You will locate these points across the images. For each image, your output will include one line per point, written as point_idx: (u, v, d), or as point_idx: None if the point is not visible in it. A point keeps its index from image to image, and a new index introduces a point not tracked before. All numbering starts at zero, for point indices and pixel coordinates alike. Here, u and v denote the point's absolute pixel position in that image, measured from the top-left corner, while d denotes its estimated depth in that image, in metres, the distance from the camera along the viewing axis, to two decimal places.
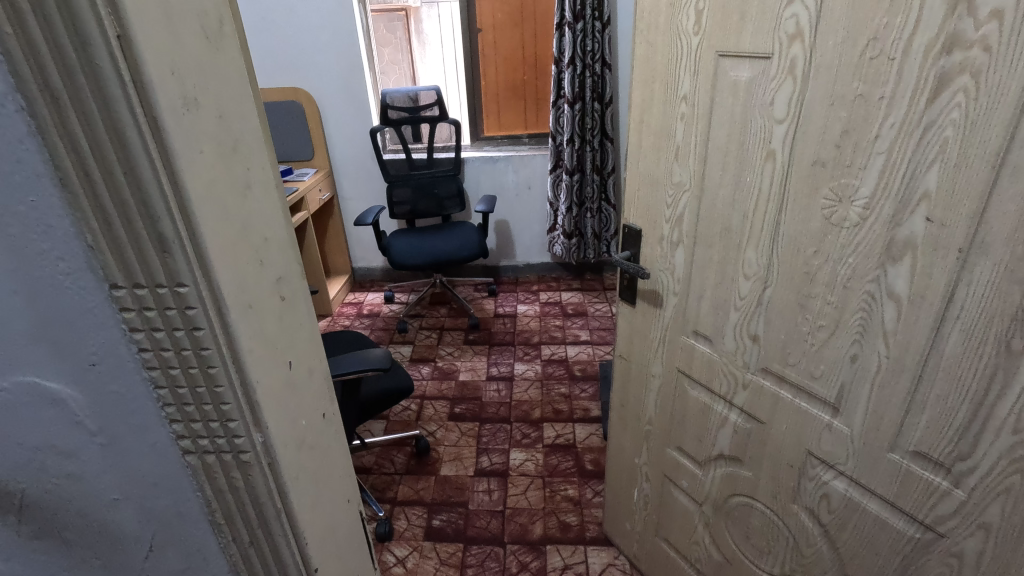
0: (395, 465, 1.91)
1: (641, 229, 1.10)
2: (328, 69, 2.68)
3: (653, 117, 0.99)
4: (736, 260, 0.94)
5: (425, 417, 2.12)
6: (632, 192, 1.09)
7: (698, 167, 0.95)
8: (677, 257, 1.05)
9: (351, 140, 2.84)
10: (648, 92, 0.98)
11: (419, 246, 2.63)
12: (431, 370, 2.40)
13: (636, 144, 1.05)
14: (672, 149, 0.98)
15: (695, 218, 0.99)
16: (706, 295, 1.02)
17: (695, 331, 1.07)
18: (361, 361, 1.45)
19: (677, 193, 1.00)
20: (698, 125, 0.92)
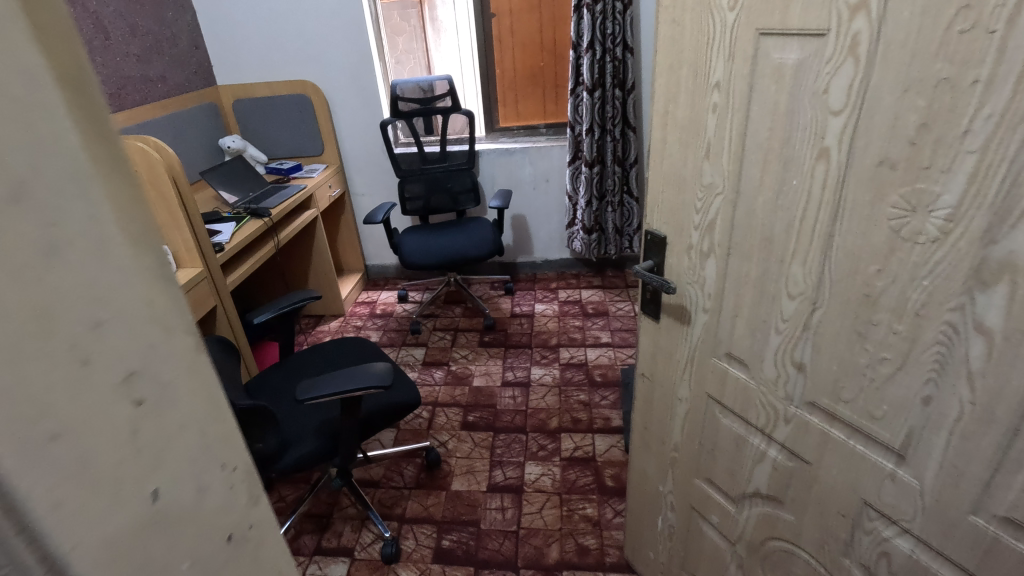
0: (404, 478, 1.81)
1: (666, 236, 0.97)
2: (336, 60, 2.57)
3: (680, 108, 0.85)
4: (779, 277, 0.79)
5: (436, 426, 2.02)
6: (656, 194, 0.96)
7: (734, 166, 0.81)
8: (708, 269, 0.91)
9: (361, 134, 2.74)
10: (673, 78, 0.84)
11: (431, 244, 2.52)
12: (444, 374, 2.30)
13: (659, 140, 0.91)
14: (704, 145, 0.84)
15: (729, 226, 0.85)
16: (741, 315, 0.88)
17: (728, 353, 0.93)
18: (362, 377, 1.33)
19: (708, 195, 0.86)
20: (733, 116, 0.78)
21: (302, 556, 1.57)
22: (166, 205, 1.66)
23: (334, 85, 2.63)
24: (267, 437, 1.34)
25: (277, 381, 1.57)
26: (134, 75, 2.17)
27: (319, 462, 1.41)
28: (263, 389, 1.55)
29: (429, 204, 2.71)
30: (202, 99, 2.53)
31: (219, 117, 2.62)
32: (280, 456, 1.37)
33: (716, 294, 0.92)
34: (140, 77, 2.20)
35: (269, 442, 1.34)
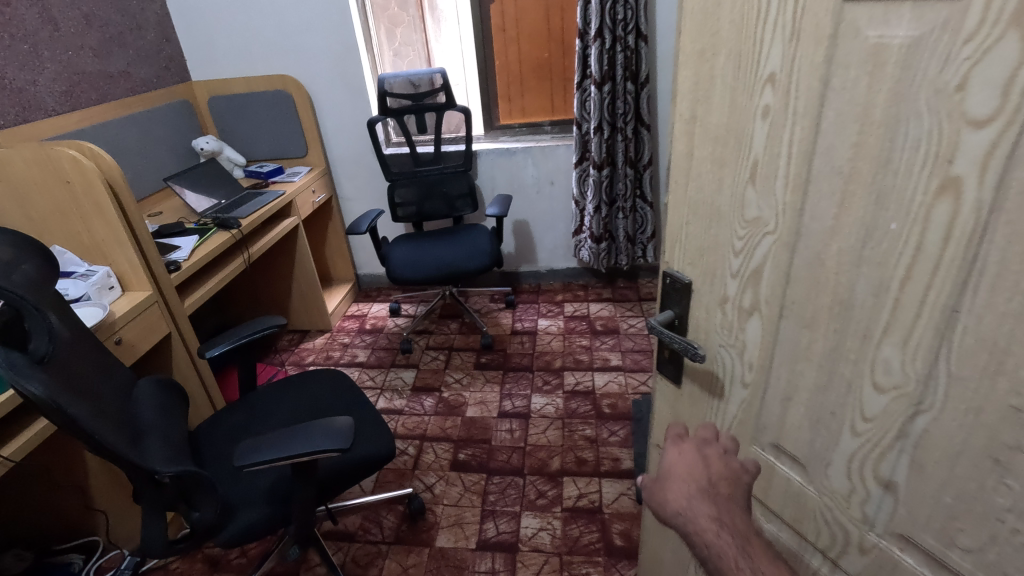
0: (382, 530, 1.59)
1: (692, 282, 0.72)
2: (320, 52, 2.34)
3: (714, 110, 0.60)
4: (862, 360, 0.54)
5: (423, 466, 1.80)
6: (679, 225, 0.71)
7: (797, 197, 0.56)
8: (750, 332, 0.67)
9: (349, 133, 2.51)
10: (705, 68, 0.60)
11: (423, 256, 2.28)
12: (435, 403, 2.07)
13: (684, 154, 0.66)
14: (749, 164, 0.59)
15: (785, 278, 0.60)
16: (798, 400, 0.63)
17: (776, 444, 0.69)
18: (319, 435, 1.10)
19: (753, 232, 0.61)
20: (799, 126, 0.53)
21: None
22: (104, 222, 1.44)
23: (318, 80, 2.40)
24: (205, 505, 1.13)
25: (232, 427, 1.36)
26: (89, 70, 1.95)
27: (271, 531, 1.18)
28: (213, 437, 1.34)
29: (422, 211, 2.47)
30: (174, 96, 2.31)
31: (194, 116, 2.40)
32: (223, 527, 1.15)
33: (760, 365, 0.67)
34: (98, 72, 1.98)
35: (208, 511, 1.13)
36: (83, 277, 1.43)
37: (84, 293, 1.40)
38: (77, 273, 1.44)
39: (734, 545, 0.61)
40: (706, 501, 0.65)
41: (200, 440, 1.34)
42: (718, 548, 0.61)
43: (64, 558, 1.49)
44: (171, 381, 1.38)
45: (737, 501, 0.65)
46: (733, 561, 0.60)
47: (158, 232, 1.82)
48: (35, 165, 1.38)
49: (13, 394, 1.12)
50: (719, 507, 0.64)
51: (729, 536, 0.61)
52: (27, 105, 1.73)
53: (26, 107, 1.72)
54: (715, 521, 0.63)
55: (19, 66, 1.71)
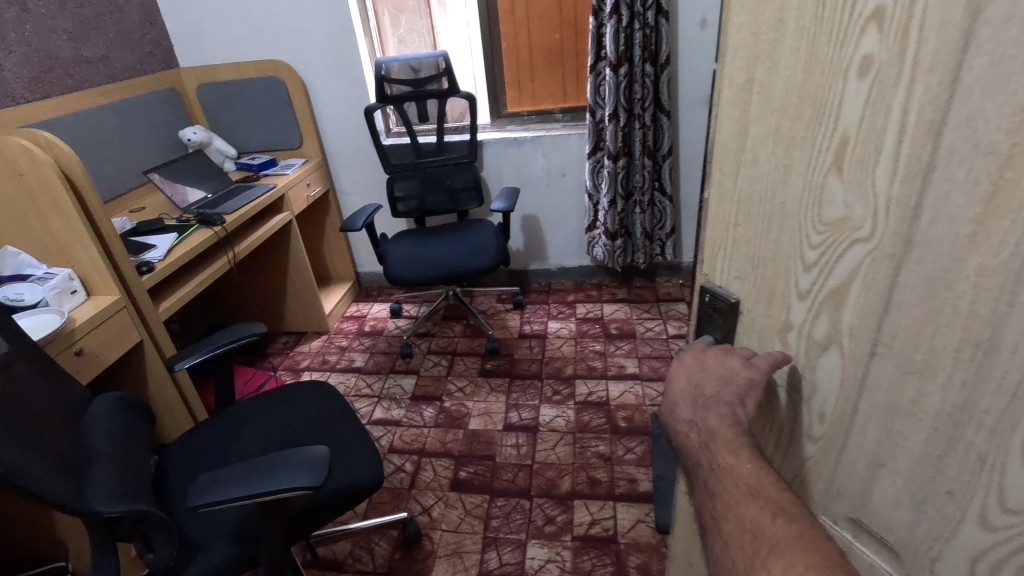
0: (373, 559, 1.44)
1: (742, 300, 0.56)
2: (313, 35, 2.18)
3: (783, 70, 0.44)
4: (1009, 425, 0.38)
5: (421, 485, 1.64)
6: (726, 227, 0.55)
7: (911, 189, 0.39)
8: (823, 371, 0.50)
9: (348, 123, 2.36)
10: (772, 9, 0.43)
11: (423, 255, 2.12)
12: (435, 413, 1.92)
13: (736, 132, 0.49)
14: (835, 143, 0.42)
15: (884, 303, 0.43)
16: (894, 468, 0.47)
17: (854, 518, 0.53)
18: (290, 469, 0.96)
19: (835, 238, 0.45)
20: (922, 83, 0.36)
21: None
22: (65, 220, 1.30)
23: (313, 66, 2.24)
24: (161, 543, 0.98)
25: (205, 447, 1.23)
26: (64, 54, 1.81)
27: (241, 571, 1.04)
28: (183, 460, 1.20)
29: (424, 206, 2.31)
30: (161, 84, 2.17)
31: (183, 105, 2.26)
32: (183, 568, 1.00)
33: (835, 413, 0.51)
34: (74, 57, 1.85)
35: (164, 551, 0.98)
36: (41, 280, 1.29)
37: (41, 299, 1.26)
38: (34, 276, 1.31)
39: (700, 442, 0.54)
40: (688, 400, 0.57)
41: (167, 465, 1.20)
42: (685, 446, 0.55)
43: None
44: (133, 399, 1.23)
45: (724, 396, 0.54)
46: (697, 456, 0.54)
47: (136, 230, 1.69)
48: None
49: None
50: (698, 404, 0.55)
51: (697, 435, 0.54)
52: None
53: None
54: (690, 423, 0.56)
55: None
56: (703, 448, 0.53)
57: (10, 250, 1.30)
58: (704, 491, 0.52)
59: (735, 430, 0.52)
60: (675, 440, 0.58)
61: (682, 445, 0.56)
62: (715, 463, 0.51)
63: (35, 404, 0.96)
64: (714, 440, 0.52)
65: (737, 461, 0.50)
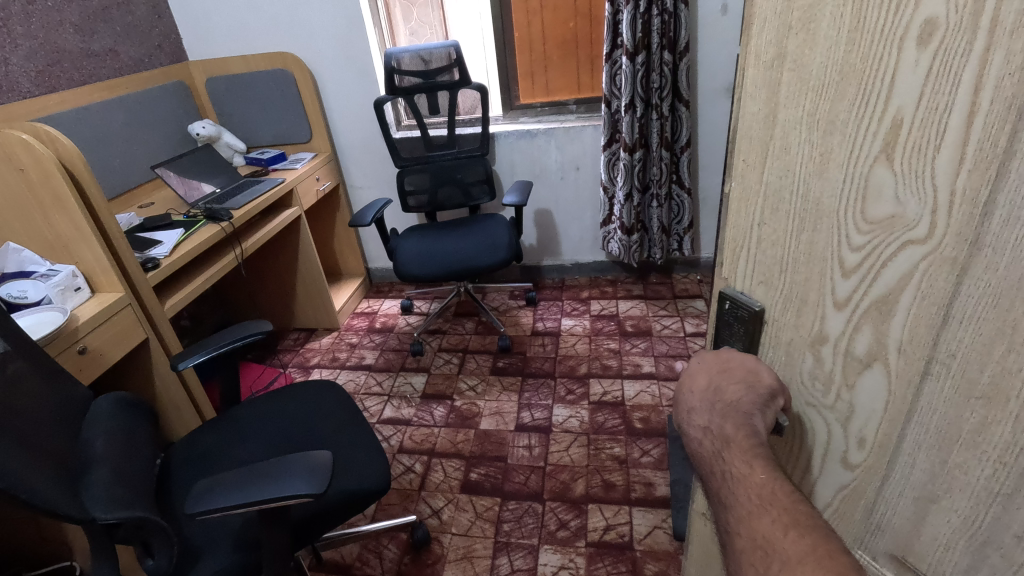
0: (382, 563, 1.41)
1: (768, 308, 0.52)
2: (322, 26, 2.13)
3: (822, 44, 0.39)
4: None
5: (430, 487, 1.60)
6: (750, 226, 0.50)
7: (984, 180, 0.34)
8: (865, 390, 0.46)
9: (357, 116, 2.31)
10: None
11: (432, 250, 2.07)
12: (446, 413, 1.87)
13: (763, 116, 0.45)
14: (885, 125, 0.37)
15: (943, 315, 0.39)
16: (951, 505, 0.44)
17: (897, 557, 0.50)
18: (292, 475, 0.92)
19: (883, 238, 0.40)
20: (1001, 50, 0.31)
21: None
22: (65, 215, 1.27)
23: (322, 58, 2.20)
24: (159, 550, 0.95)
25: (208, 448, 1.20)
26: (72, 48, 1.79)
27: None
28: (186, 461, 1.18)
29: (435, 200, 2.27)
30: (169, 78, 2.14)
31: (191, 99, 2.24)
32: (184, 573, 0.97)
33: (881, 438, 0.47)
34: (81, 50, 1.82)
35: (163, 556, 0.95)
36: (44, 277, 1.27)
37: (45, 296, 1.24)
38: (38, 273, 1.28)
39: (713, 450, 0.51)
40: (703, 406, 0.54)
41: (171, 468, 1.17)
42: (700, 452, 0.53)
43: None
44: (136, 400, 1.20)
45: (743, 405, 0.52)
46: (710, 464, 0.52)
47: (143, 225, 1.66)
48: None
49: None
50: (714, 411, 0.53)
51: (711, 442, 0.52)
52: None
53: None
54: (704, 429, 0.53)
55: None
56: (716, 457, 0.51)
57: (12, 246, 1.27)
58: (718, 503, 0.50)
59: (751, 440, 0.49)
60: (696, 453, 0.54)
61: (697, 452, 0.54)
62: (728, 472, 0.49)
63: (30, 405, 0.94)
64: (728, 448, 0.50)
65: (751, 470, 0.47)
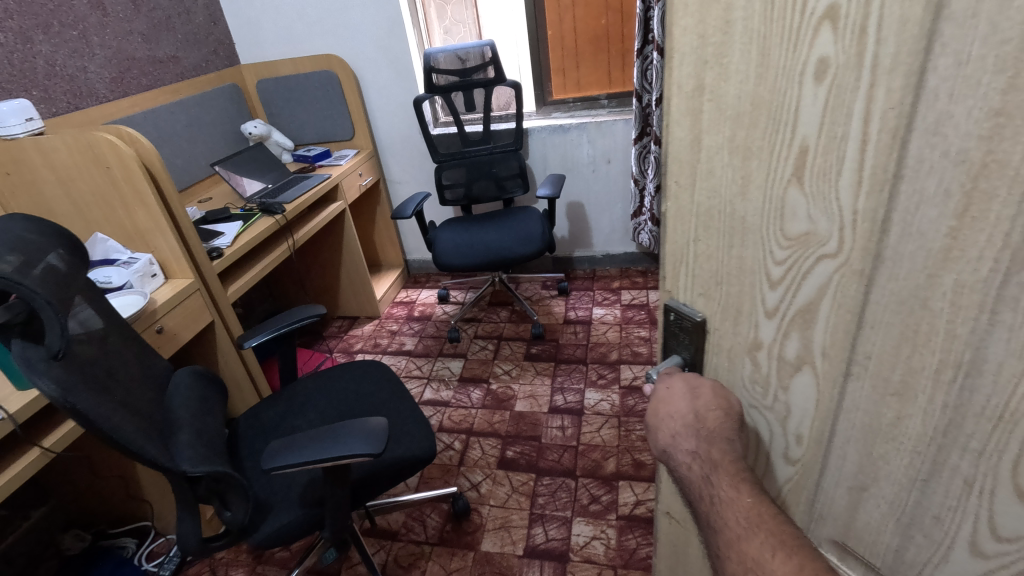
0: (426, 530, 1.52)
1: (708, 318, 0.57)
2: (364, 30, 2.25)
3: (735, 77, 0.43)
4: (999, 447, 0.40)
5: (469, 463, 1.71)
6: (686, 243, 0.55)
7: (878, 200, 0.40)
8: (797, 392, 0.52)
9: (395, 113, 2.42)
10: (718, 9, 0.42)
11: (469, 241, 2.16)
12: (483, 395, 1.98)
13: (689, 143, 0.49)
14: (794, 150, 0.42)
15: (857, 320, 0.45)
16: (878, 491, 0.51)
17: (839, 541, 0.57)
18: (352, 437, 1.03)
19: (801, 252, 0.46)
20: (884, 86, 0.36)
21: None
22: (145, 208, 1.41)
23: (364, 59, 2.31)
24: (236, 504, 1.07)
25: (269, 420, 1.32)
26: (140, 55, 1.94)
27: (306, 534, 1.12)
28: (253, 431, 1.30)
29: (471, 193, 2.36)
30: (223, 80, 2.29)
31: (244, 100, 2.38)
32: (255, 527, 1.10)
33: (814, 434, 0.53)
34: (147, 57, 1.98)
35: (239, 510, 1.07)
36: (125, 264, 1.41)
37: (127, 281, 1.37)
38: (121, 260, 1.43)
39: (702, 475, 0.54)
40: (688, 432, 0.57)
41: (239, 436, 1.30)
42: (688, 480, 0.56)
43: (120, 541, 1.56)
44: (208, 373, 1.33)
45: (726, 432, 0.56)
46: (698, 489, 0.55)
47: (205, 219, 1.80)
48: (78, 153, 1.36)
49: None
50: (700, 437, 0.56)
51: (699, 468, 0.55)
52: (79, 92, 1.74)
53: (79, 94, 1.73)
54: (692, 454, 0.56)
55: (69, 52, 1.71)
56: (705, 481, 0.54)
57: (100, 236, 1.43)
58: (707, 528, 0.53)
59: (737, 466, 0.53)
60: (684, 479, 0.57)
61: (685, 476, 0.57)
62: (716, 496, 0.53)
63: (129, 372, 1.07)
64: (717, 472, 0.53)
65: (739, 494, 0.51)
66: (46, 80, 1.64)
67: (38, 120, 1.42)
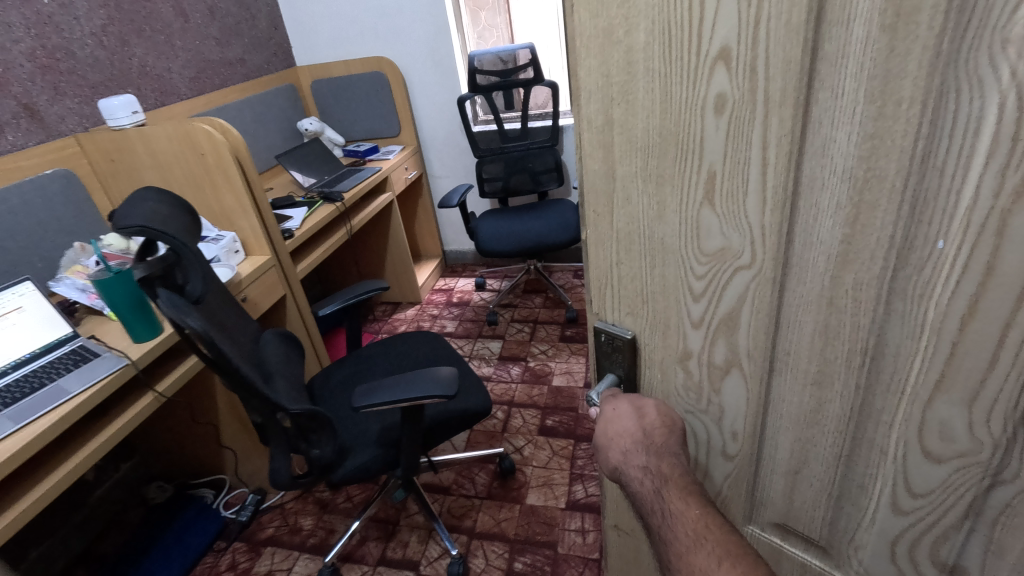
0: (475, 486, 1.67)
1: (638, 335, 0.61)
2: (411, 35, 2.43)
3: (640, 112, 0.47)
4: (907, 415, 0.46)
5: (512, 429, 1.86)
6: (609, 265, 0.59)
7: (780, 216, 0.45)
8: (728, 393, 0.57)
9: (437, 112, 2.59)
10: (619, 51, 0.45)
11: (507, 230, 2.32)
12: (522, 371, 2.13)
13: (604, 173, 0.52)
14: (702, 176, 0.46)
15: (774, 320, 0.50)
16: (809, 472, 0.57)
17: (780, 523, 0.64)
18: (425, 383, 1.18)
19: (720, 266, 0.50)
20: (776, 116, 0.41)
21: (365, 566, 1.48)
22: (233, 191, 1.60)
23: (411, 61, 2.49)
24: (325, 442, 1.22)
25: (340, 379, 1.48)
26: (214, 57, 2.14)
27: (381, 472, 1.28)
28: (328, 387, 1.46)
29: (508, 186, 2.51)
30: (282, 81, 2.49)
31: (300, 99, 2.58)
32: (339, 464, 1.25)
33: (749, 428, 0.59)
34: (220, 59, 2.17)
35: (327, 448, 1.22)
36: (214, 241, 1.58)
37: (216, 255, 1.54)
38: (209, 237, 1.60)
39: (653, 489, 0.59)
40: (638, 448, 0.62)
41: (318, 391, 1.47)
42: (641, 494, 0.60)
43: (199, 492, 1.73)
44: (289, 335, 1.50)
45: (672, 445, 0.61)
46: (650, 503, 0.59)
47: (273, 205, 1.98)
48: (178, 141, 1.55)
49: (165, 338, 1.32)
50: (649, 452, 0.61)
51: (650, 482, 0.60)
52: (164, 90, 1.93)
53: (164, 92, 1.93)
54: (644, 470, 0.61)
55: (157, 54, 1.91)
56: (656, 496, 0.59)
57: None
58: (660, 540, 0.57)
59: (685, 478, 0.58)
60: (637, 493, 0.61)
61: (638, 492, 0.61)
62: (667, 509, 0.57)
63: (237, 325, 1.24)
64: (667, 486, 0.58)
65: (687, 506, 0.56)
66: (138, 80, 1.84)
67: (141, 113, 1.62)
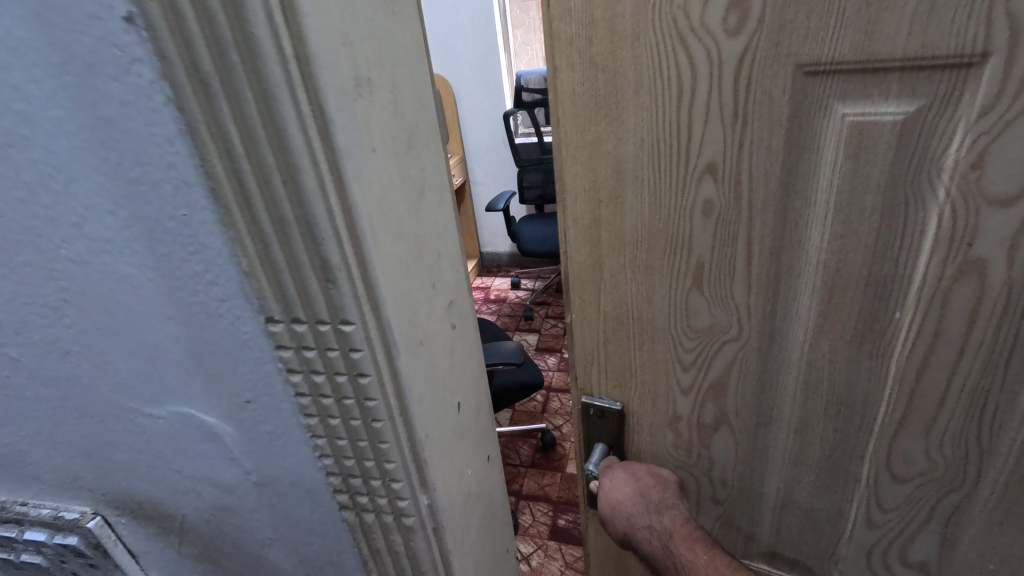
0: (520, 457, 1.89)
1: (626, 404, 0.75)
2: (463, 54, 2.68)
3: (629, 215, 0.61)
4: (878, 449, 0.62)
5: (551, 410, 2.07)
6: (597, 344, 0.72)
7: (756, 295, 0.60)
8: (716, 447, 0.72)
9: (482, 125, 2.84)
10: (610, 161, 0.59)
11: (545, 234, 2.54)
12: (557, 360, 2.35)
13: (591, 264, 0.66)
14: (692, 265, 0.60)
15: (759, 380, 0.65)
16: (795, 505, 0.72)
17: (769, 552, 0.78)
18: (492, 354, 1.41)
19: (707, 341, 0.64)
20: (758, 220, 0.56)
21: None
22: None
23: (461, 77, 2.74)
24: None
25: None
26: None
27: None
28: None
29: (545, 194, 2.73)
30: None
31: None
32: None
33: (736, 474, 0.73)
34: None
35: None
36: None
37: None
38: None
39: (663, 545, 0.70)
40: (640, 511, 0.73)
41: None
42: (653, 551, 0.71)
43: None
44: None
45: (669, 499, 0.73)
46: (663, 560, 0.70)
47: None
48: None
49: None
50: (652, 511, 0.72)
51: (657, 539, 0.71)
52: None
53: None
54: (650, 530, 0.72)
55: None
56: (667, 551, 0.70)
57: None
58: None
59: (688, 526, 0.71)
60: (647, 551, 0.72)
61: (647, 550, 0.72)
62: (681, 562, 0.68)
63: None
64: (674, 540, 0.70)
65: (696, 556, 0.67)
66: None
67: None
